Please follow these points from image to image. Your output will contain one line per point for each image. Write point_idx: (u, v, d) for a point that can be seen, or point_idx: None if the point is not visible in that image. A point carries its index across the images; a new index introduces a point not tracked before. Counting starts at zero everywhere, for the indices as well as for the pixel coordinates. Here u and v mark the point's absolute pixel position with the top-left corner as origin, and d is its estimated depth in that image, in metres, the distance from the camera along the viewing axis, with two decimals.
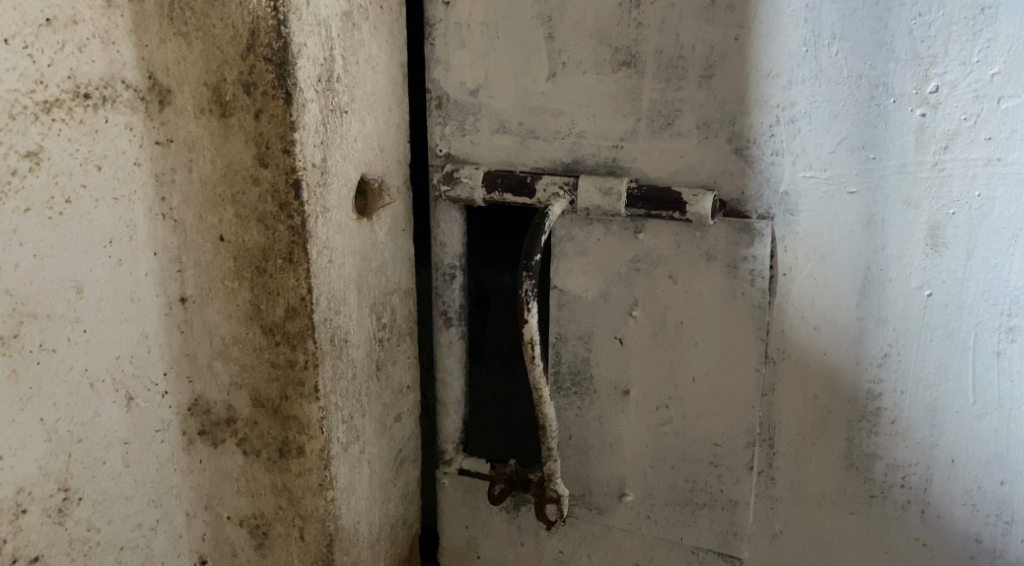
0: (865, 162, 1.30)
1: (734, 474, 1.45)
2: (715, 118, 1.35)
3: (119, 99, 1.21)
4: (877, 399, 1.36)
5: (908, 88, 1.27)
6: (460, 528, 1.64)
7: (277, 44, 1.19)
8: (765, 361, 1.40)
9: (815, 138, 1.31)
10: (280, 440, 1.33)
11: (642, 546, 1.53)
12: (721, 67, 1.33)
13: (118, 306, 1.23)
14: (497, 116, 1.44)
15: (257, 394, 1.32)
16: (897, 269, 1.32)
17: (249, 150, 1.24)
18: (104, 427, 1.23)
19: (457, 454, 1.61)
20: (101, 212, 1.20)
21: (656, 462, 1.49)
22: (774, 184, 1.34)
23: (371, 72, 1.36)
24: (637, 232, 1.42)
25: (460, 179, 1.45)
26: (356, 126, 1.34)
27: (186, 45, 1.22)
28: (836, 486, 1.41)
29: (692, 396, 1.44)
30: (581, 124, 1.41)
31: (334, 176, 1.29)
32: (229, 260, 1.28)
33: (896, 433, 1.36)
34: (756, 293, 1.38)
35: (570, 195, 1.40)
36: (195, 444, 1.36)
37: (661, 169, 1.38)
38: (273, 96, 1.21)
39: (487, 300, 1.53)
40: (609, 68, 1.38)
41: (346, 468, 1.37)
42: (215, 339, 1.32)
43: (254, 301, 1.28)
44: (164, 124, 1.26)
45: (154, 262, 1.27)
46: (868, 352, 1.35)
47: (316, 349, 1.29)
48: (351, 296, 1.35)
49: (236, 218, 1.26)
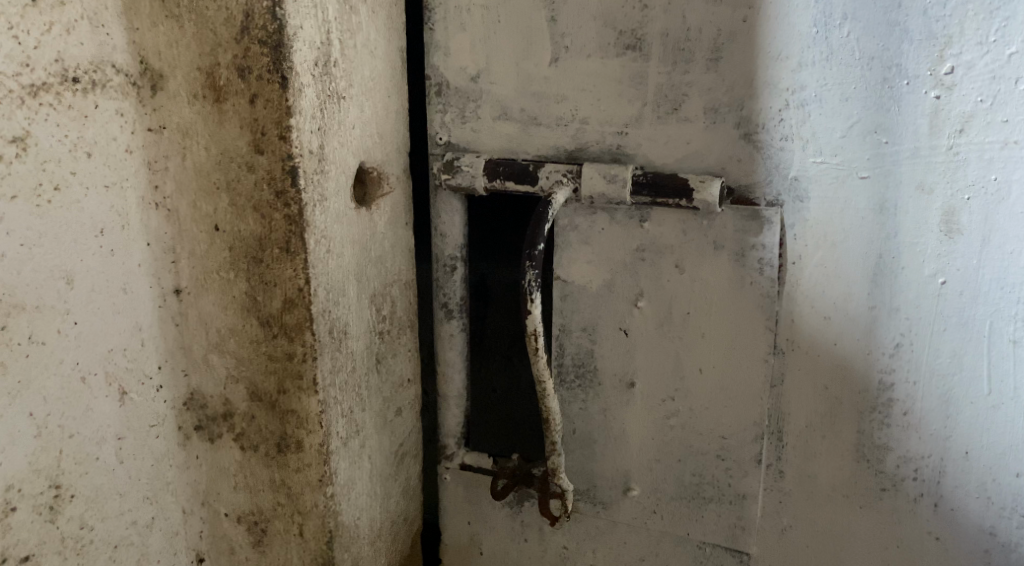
0: (877, 147, 1.27)
1: (742, 468, 1.41)
2: (722, 102, 1.31)
3: (109, 84, 1.18)
4: (889, 390, 1.33)
5: (922, 69, 1.23)
6: (462, 524, 1.61)
7: (272, 26, 1.16)
8: (774, 352, 1.37)
9: (825, 122, 1.28)
10: (278, 435, 1.29)
11: (648, 541, 1.50)
12: (728, 50, 1.30)
13: (109, 298, 1.20)
14: (498, 103, 1.41)
15: (254, 388, 1.29)
16: (909, 257, 1.28)
17: (243, 136, 1.20)
18: (96, 421, 1.20)
19: (458, 448, 1.58)
20: (91, 200, 1.17)
21: (662, 456, 1.45)
22: (783, 169, 1.31)
23: (369, 56, 1.33)
24: (642, 220, 1.38)
25: (460, 167, 1.41)
26: (354, 112, 1.30)
27: (179, 27, 1.19)
28: (847, 479, 1.38)
29: (699, 389, 1.41)
30: (584, 110, 1.37)
31: (332, 164, 1.26)
32: (224, 250, 1.25)
33: (908, 424, 1.33)
34: (764, 282, 1.34)
35: (573, 183, 1.36)
36: (191, 439, 1.32)
37: (667, 155, 1.35)
38: (268, 80, 1.17)
39: (490, 292, 1.50)
40: (614, 52, 1.34)
41: (345, 463, 1.34)
42: (211, 331, 1.28)
43: (251, 293, 1.25)
44: (156, 110, 1.22)
45: (146, 253, 1.24)
46: (880, 342, 1.32)
47: (314, 341, 1.25)
48: (350, 287, 1.32)
49: (231, 207, 1.23)
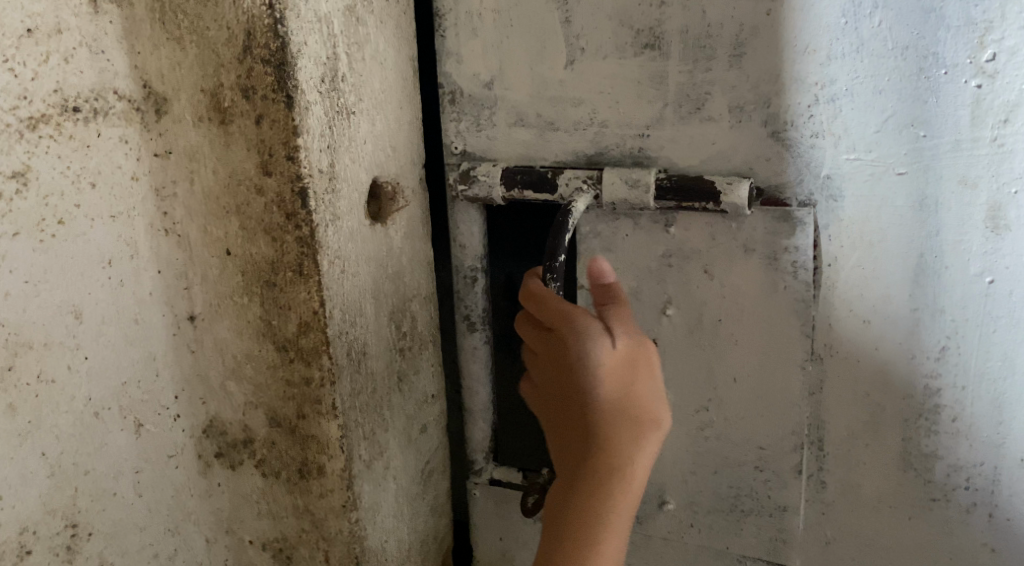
0: (914, 141, 1.21)
1: (781, 478, 1.37)
2: (748, 100, 1.26)
3: (111, 111, 1.15)
4: (935, 394, 1.27)
5: (962, 58, 1.18)
6: (495, 540, 1.59)
7: (275, 44, 1.13)
8: (812, 358, 1.32)
9: (858, 117, 1.23)
10: (300, 461, 1.26)
11: (686, 554, 1.47)
12: (751, 45, 1.24)
13: (121, 330, 1.17)
14: (514, 109, 1.37)
15: (273, 413, 1.26)
16: (953, 255, 1.23)
17: (251, 158, 1.17)
18: (112, 455, 1.17)
19: (487, 464, 1.55)
20: (98, 231, 1.14)
21: (697, 468, 1.42)
22: (815, 167, 1.25)
23: (379, 68, 1.29)
24: (668, 225, 1.34)
25: (476, 178, 1.38)
26: (365, 127, 1.27)
27: (180, 49, 1.16)
28: (891, 488, 1.32)
29: (733, 398, 1.37)
30: (603, 112, 1.32)
31: (344, 182, 1.23)
32: (237, 274, 1.21)
33: (957, 431, 1.28)
34: (798, 287, 1.29)
35: (594, 190, 1.32)
36: (212, 467, 1.30)
37: (690, 157, 1.30)
38: (273, 100, 1.14)
39: (514, 286, 1.46)
40: (632, 52, 1.29)
41: (370, 486, 1.31)
42: (227, 357, 1.25)
43: (265, 317, 1.22)
44: (162, 134, 1.19)
45: (157, 281, 1.21)
46: (923, 345, 1.26)
47: (332, 365, 1.22)
48: (367, 306, 1.29)
49: (242, 231, 1.20)
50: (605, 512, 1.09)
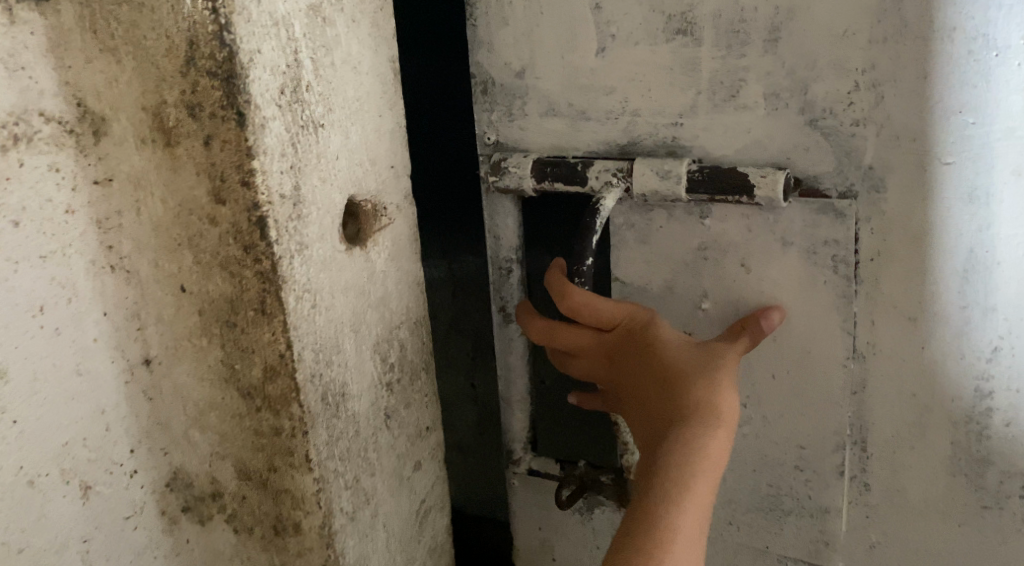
0: (962, 129, 1.04)
1: (823, 478, 1.20)
2: (784, 87, 1.09)
3: (37, 136, 1.01)
4: (986, 398, 1.11)
5: (1016, 40, 1.01)
6: (533, 530, 1.45)
7: (221, 54, 0.97)
8: (854, 357, 1.15)
9: (900, 103, 1.06)
10: (273, 516, 1.13)
11: (722, 554, 1.30)
12: (788, 29, 1.07)
13: (58, 385, 1.04)
14: (545, 97, 1.21)
15: (241, 466, 1.12)
16: (1007, 250, 1.06)
17: (201, 184, 1.02)
18: (53, 526, 1.04)
19: (524, 453, 1.39)
20: (24, 275, 1.00)
21: (735, 465, 1.25)
22: (856, 157, 1.09)
23: (353, 73, 1.14)
24: (703, 217, 1.17)
25: (507, 168, 1.22)
26: (337, 140, 1.11)
27: (117, 62, 1.01)
28: (941, 494, 1.16)
29: (772, 396, 1.20)
30: (635, 101, 1.16)
31: (310, 207, 1.07)
32: (194, 314, 1.08)
33: (1013, 436, 1.11)
34: (839, 282, 1.13)
35: (624, 183, 1.16)
36: (179, 523, 1.17)
37: (726, 146, 1.13)
38: (222, 118, 0.99)
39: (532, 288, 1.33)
40: (663, 38, 1.13)
41: (355, 540, 1.16)
42: (189, 404, 1.12)
43: (227, 361, 1.08)
44: (102, 159, 1.05)
45: (103, 324, 1.08)
46: (973, 345, 1.10)
47: (303, 414, 1.08)
48: (345, 340, 1.14)
49: (196, 265, 1.06)
50: (671, 499, 1.03)
